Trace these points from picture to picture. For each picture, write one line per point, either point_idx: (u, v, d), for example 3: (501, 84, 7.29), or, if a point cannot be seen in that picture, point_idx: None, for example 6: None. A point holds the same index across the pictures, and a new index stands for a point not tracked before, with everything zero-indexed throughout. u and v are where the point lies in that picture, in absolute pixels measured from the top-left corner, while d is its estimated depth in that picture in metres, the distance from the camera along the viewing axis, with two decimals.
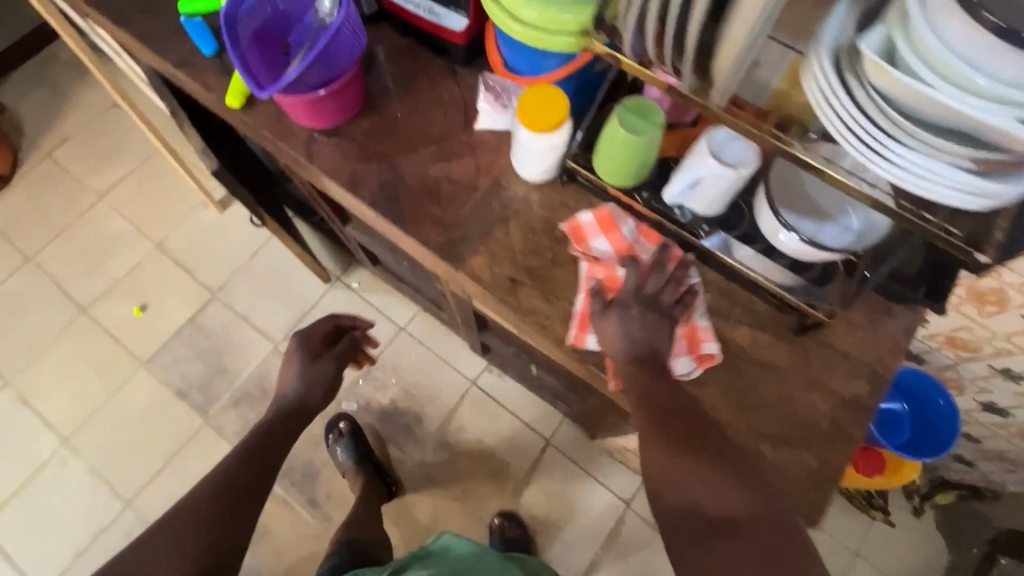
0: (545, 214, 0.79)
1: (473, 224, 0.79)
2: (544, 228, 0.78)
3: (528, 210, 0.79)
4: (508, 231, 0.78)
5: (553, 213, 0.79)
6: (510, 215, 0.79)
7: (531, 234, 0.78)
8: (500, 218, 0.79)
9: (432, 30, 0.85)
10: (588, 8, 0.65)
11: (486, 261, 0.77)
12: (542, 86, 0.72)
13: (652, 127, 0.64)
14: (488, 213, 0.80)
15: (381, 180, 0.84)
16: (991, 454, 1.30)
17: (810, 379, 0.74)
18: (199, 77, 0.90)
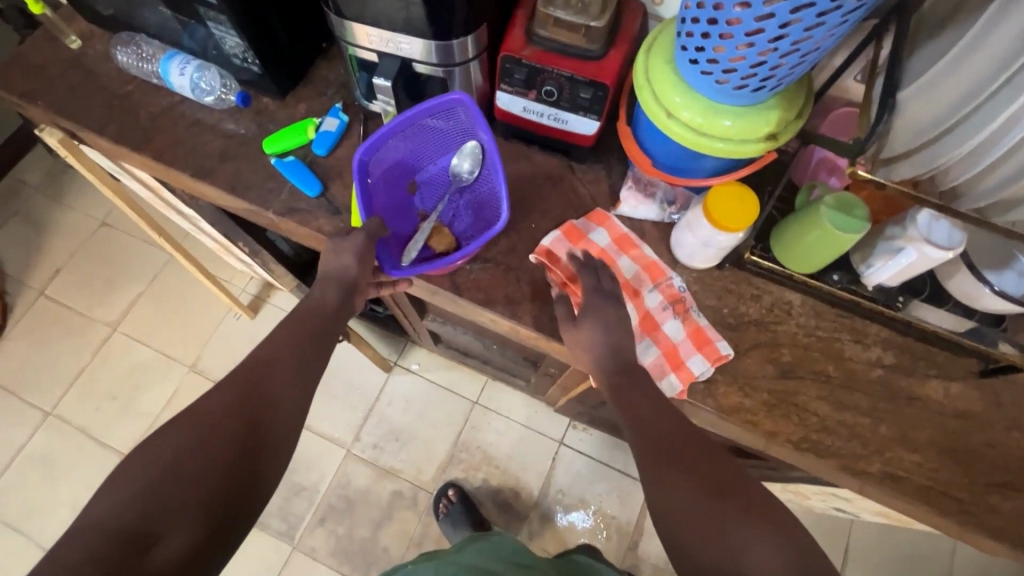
0: (626, 229, 0.83)
1: (561, 230, 0.82)
2: (623, 245, 0.82)
3: (616, 236, 0.82)
4: (594, 242, 0.81)
5: (636, 244, 0.82)
6: (598, 225, 0.83)
7: (611, 249, 0.82)
8: (589, 228, 0.82)
9: (555, 135, 0.82)
10: (774, 112, 0.64)
11: (567, 266, 0.79)
12: (729, 186, 0.71)
13: (857, 223, 0.64)
14: (578, 221, 0.83)
15: (539, 299, 0.80)
16: None
17: (1011, 420, 0.75)
18: (309, 222, 0.83)
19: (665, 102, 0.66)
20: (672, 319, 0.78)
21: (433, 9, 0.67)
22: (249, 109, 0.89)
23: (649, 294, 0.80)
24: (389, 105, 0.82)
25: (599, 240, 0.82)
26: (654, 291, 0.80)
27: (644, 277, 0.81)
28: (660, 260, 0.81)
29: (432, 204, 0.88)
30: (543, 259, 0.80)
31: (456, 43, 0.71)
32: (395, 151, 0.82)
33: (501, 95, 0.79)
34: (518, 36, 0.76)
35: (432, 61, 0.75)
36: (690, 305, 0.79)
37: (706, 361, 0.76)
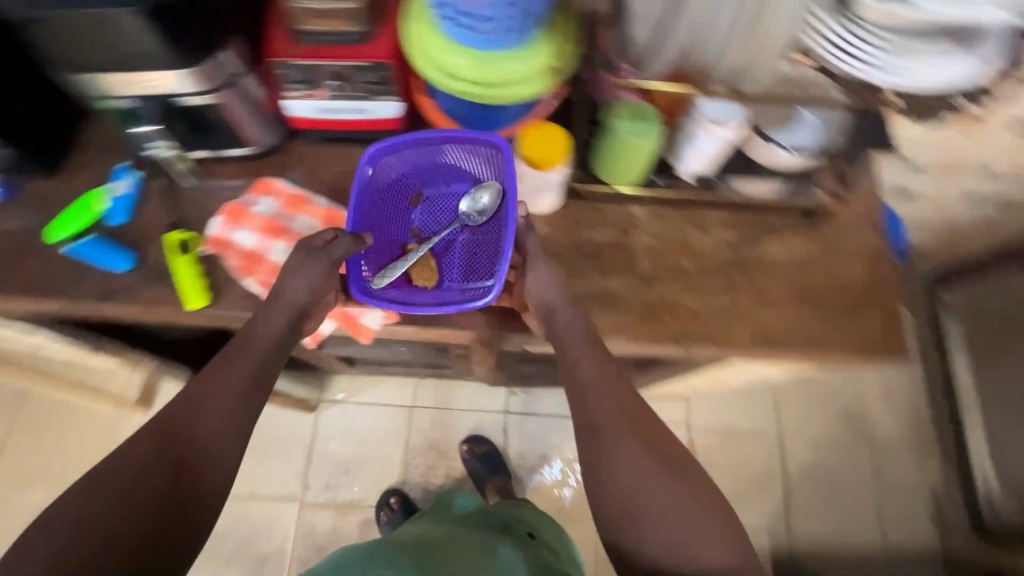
0: (294, 189, 0.81)
1: (223, 214, 0.79)
2: (294, 205, 0.80)
3: (285, 198, 0.80)
4: (259, 214, 0.79)
5: (308, 200, 0.81)
6: (262, 196, 0.81)
7: (281, 214, 0.80)
8: (251, 202, 0.80)
9: (362, 126, 0.80)
10: (545, 46, 0.65)
11: (242, 246, 0.77)
12: (538, 126, 0.73)
13: (650, 126, 0.68)
14: (240, 198, 0.80)
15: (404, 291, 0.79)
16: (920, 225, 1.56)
17: (840, 250, 0.85)
18: (134, 296, 0.76)
19: (445, 66, 0.65)
20: (363, 256, 0.79)
21: (156, 31, 0.60)
22: (19, 200, 0.78)
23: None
24: (171, 147, 0.77)
25: (265, 210, 0.80)
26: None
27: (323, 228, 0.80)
28: (336, 207, 0.81)
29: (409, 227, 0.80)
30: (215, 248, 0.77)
31: (207, 63, 0.65)
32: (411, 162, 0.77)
33: (289, 102, 0.75)
34: (281, 39, 0.71)
35: (196, 89, 0.67)
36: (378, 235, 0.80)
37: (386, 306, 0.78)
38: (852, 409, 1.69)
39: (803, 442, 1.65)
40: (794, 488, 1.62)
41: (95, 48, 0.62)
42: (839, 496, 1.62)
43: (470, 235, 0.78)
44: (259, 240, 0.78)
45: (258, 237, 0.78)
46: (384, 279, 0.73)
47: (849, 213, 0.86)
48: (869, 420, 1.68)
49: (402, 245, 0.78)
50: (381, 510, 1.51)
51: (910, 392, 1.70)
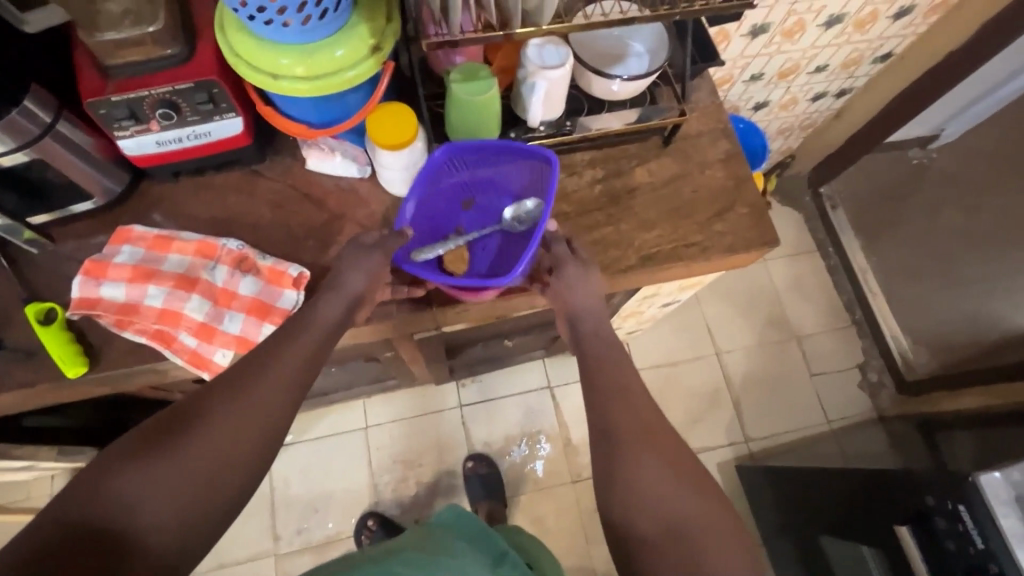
0: (155, 230, 0.78)
1: (82, 274, 0.74)
2: (159, 246, 0.77)
3: (148, 242, 0.77)
4: (122, 263, 0.75)
5: (173, 237, 0.78)
6: (121, 245, 0.76)
7: (148, 258, 0.76)
8: (111, 254, 0.75)
9: (210, 150, 0.78)
10: (362, 26, 0.66)
11: (111, 301, 0.73)
12: (381, 109, 0.73)
13: (488, 83, 0.70)
14: (98, 254, 0.76)
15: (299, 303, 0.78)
16: (785, 132, 1.70)
17: (699, 162, 0.92)
18: (5, 383, 0.71)
19: (268, 68, 0.65)
20: (245, 278, 0.76)
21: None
22: None
23: (214, 270, 0.76)
24: (2, 223, 0.70)
25: (128, 259, 0.75)
26: (215, 265, 0.77)
27: (198, 261, 0.77)
28: (206, 236, 0.78)
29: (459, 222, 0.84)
30: (83, 311, 0.72)
31: (12, 117, 0.61)
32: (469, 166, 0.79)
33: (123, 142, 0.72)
34: (92, 77, 0.68)
35: (9, 147, 0.63)
36: (255, 254, 0.78)
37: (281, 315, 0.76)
38: (774, 312, 1.82)
39: (739, 353, 1.77)
40: (743, 396, 1.73)
41: None
42: (782, 393, 1.74)
43: (503, 237, 0.82)
44: (128, 290, 0.74)
45: (127, 287, 0.74)
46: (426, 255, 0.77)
47: (697, 128, 0.93)
48: (791, 317, 1.81)
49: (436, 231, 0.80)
50: (359, 534, 1.48)
51: (819, 282, 1.85)
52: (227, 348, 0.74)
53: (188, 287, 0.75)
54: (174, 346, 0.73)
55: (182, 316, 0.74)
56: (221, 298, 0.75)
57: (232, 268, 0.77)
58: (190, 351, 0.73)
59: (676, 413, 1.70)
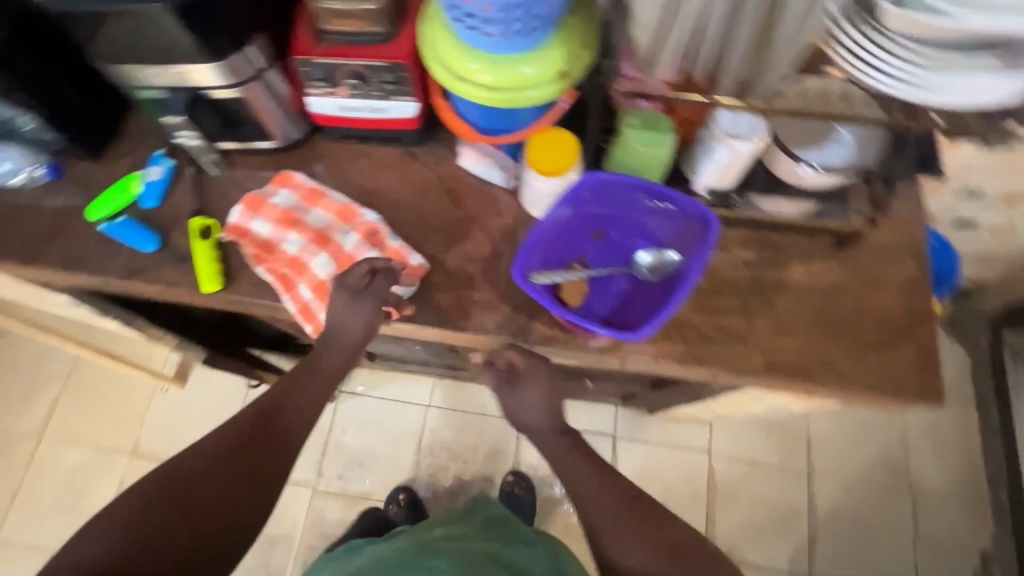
0: (311, 183, 0.83)
1: (242, 203, 0.81)
2: (310, 198, 0.82)
3: (303, 191, 0.83)
4: (276, 204, 0.81)
5: (324, 194, 0.83)
6: (281, 187, 0.83)
7: (299, 206, 0.82)
8: (270, 192, 0.82)
9: (380, 125, 0.81)
10: (558, 51, 0.64)
11: (257, 236, 0.80)
12: (545, 133, 0.70)
13: (662, 137, 0.64)
14: (261, 189, 0.83)
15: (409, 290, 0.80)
16: (981, 260, 1.44)
17: (870, 279, 0.79)
18: (157, 277, 0.80)
19: (457, 71, 0.65)
20: (371, 251, 0.80)
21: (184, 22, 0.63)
22: (65, 180, 0.84)
23: (347, 235, 0.80)
24: (195, 138, 0.82)
25: (283, 201, 0.82)
26: (349, 231, 0.81)
27: (337, 223, 0.81)
28: (350, 202, 0.82)
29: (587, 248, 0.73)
30: (234, 236, 0.80)
31: (234, 58, 0.68)
32: (617, 197, 0.69)
33: (311, 99, 0.78)
34: (307, 36, 0.74)
35: (224, 84, 0.71)
36: (387, 232, 0.81)
37: (392, 296, 0.79)
38: (892, 453, 1.56)
39: (833, 482, 1.55)
40: (821, 529, 1.52)
41: (133, 43, 0.67)
42: (869, 545, 1.50)
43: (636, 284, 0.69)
44: (273, 230, 0.80)
45: (274, 227, 0.80)
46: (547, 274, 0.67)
47: (880, 241, 0.81)
48: (910, 466, 1.55)
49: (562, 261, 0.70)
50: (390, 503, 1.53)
51: (959, 440, 1.56)
52: None
53: (320, 244, 0.80)
54: (293, 293, 0.79)
55: (309, 269, 0.79)
56: (344, 262, 0.79)
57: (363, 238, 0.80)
58: (303, 302, 0.78)
59: (737, 517, 1.54)
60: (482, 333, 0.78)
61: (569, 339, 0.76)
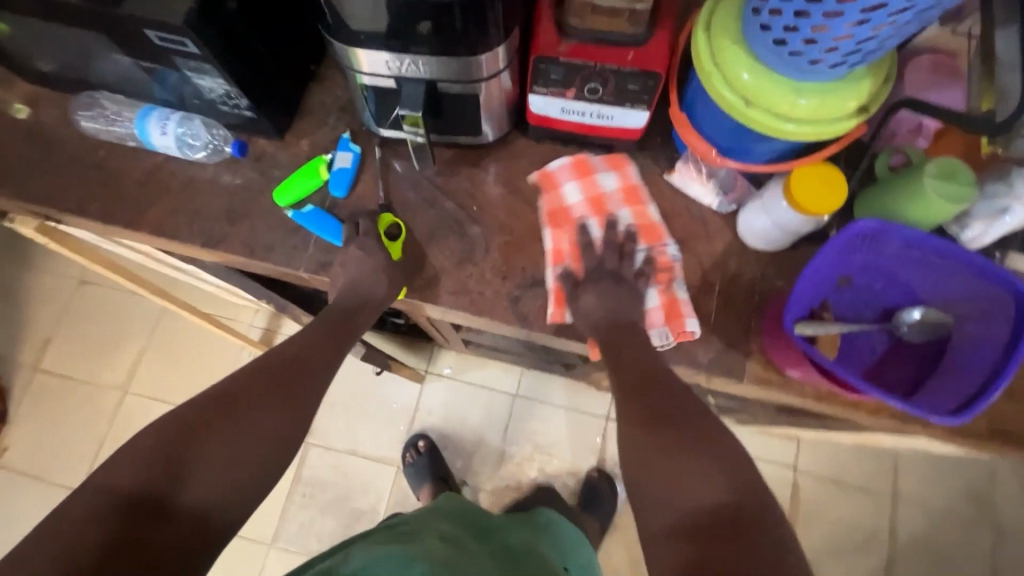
0: (639, 182, 0.78)
1: (572, 160, 0.79)
2: (630, 197, 0.78)
3: (627, 185, 0.78)
4: (581, 187, 0.78)
5: (645, 199, 0.78)
6: (613, 168, 0.79)
7: (613, 196, 0.78)
8: (600, 168, 0.79)
9: (598, 131, 0.75)
10: (865, 82, 0.57)
11: (563, 198, 0.78)
12: (813, 166, 0.65)
13: (962, 188, 0.59)
14: (593, 156, 0.79)
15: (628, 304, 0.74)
16: None
17: None
18: (345, 273, 0.75)
19: (748, 94, 0.59)
20: (652, 287, 0.75)
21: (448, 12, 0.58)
22: (247, 158, 0.78)
23: (639, 253, 0.76)
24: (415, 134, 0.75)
25: (607, 183, 0.78)
26: (645, 250, 0.76)
27: (637, 235, 0.77)
28: (661, 225, 0.77)
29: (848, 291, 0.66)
30: (543, 182, 0.79)
31: (481, 57, 0.63)
32: (885, 251, 0.63)
33: (535, 98, 0.71)
34: (548, 32, 0.67)
35: (459, 79, 0.66)
36: (677, 276, 0.75)
37: (676, 333, 0.73)
38: (980, 488, 1.54)
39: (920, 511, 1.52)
40: (902, 556, 1.51)
41: (383, 28, 0.61)
42: None
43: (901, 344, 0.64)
44: (581, 203, 0.78)
45: (582, 202, 0.78)
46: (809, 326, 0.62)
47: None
48: (997, 503, 1.53)
49: (812, 308, 0.65)
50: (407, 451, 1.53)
51: None
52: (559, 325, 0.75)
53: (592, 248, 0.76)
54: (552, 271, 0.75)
55: (586, 263, 0.76)
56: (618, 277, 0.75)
57: (652, 266, 0.76)
58: (558, 286, 0.74)
59: (819, 536, 1.53)
60: (691, 368, 0.73)
61: (784, 383, 0.72)
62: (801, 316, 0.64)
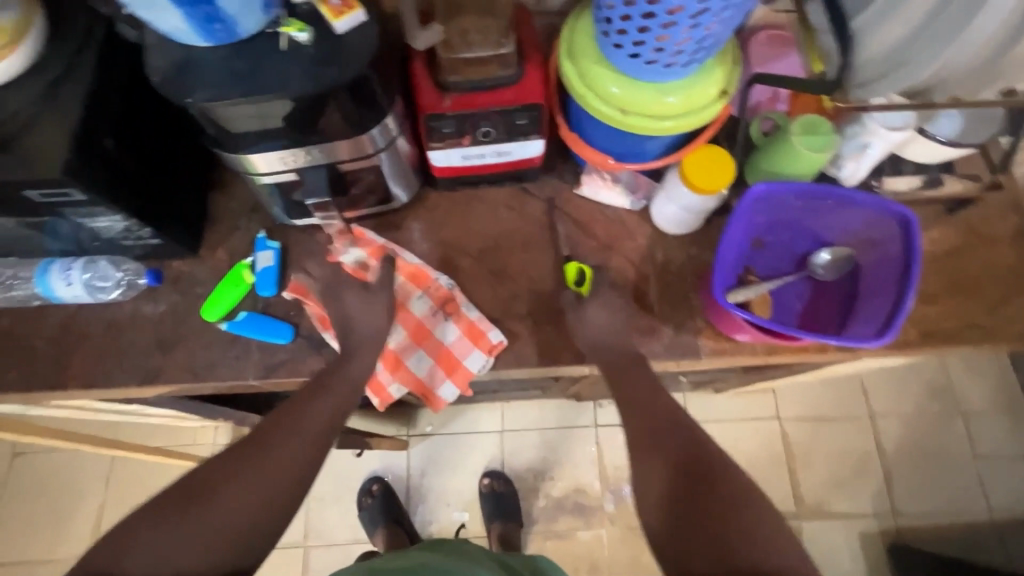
0: (382, 240, 0.80)
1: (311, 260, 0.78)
2: (383, 258, 0.79)
3: (373, 249, 0.80)
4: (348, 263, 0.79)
5: (395, 253, 0.80)
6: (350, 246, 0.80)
7: (369, 267, 0.79)
8: (340, 251, 0.79)
9: (502, 167, 0.79)
10: (717, 70, 0.64)
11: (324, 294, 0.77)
12: (702, 150, 0.71)
13: (827, 139, 0.67)
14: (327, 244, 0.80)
15: (536, 339, 0.77)
16: None
17: (996, 235, 0.80)
18: (296, 369, 0.74)
19: (621, 105, 0.65)
20: (445, 322, 0.77)
21: (326, 101, 0.59)
22: (165, 284, 0.76)
23: (418, 300, 0.78)
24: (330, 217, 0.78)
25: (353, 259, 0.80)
26: (421, 296, 0.78)
27: (406, 286, 0.79)
28: (422, 263, 0.79)
29: (766, 253, 0.72)
30: (296, 294, 0.76)
31: (371, 133, 0.65)
32: (782, 206, 0.69)
33: (435, 153, 0.74)
34: (430, 92, 0.70)
35: (354, 157, 0.68)
36: (460, 302, 0.77)
37: (459, 384, 0.76)
38: (939, 382, 1.66)
39: (895, 420, 1.63)
40: (894, 468, 1.60)
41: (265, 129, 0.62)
42: (939, 472, 1.60)
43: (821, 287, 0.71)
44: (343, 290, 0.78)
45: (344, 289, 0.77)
46: (740, 292, 0.67)
47: (1002, 194, 0.82)
48: (958, 390, 1.66)
49: (738, 273, 0.71)
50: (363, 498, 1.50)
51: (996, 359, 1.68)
52: (404, 385, 0.77)
53: (392, 311, 0.79)
54: None
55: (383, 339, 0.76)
56: (417, 331, 0.78)
57: (436, 306, 0.78)
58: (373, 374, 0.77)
59: (819, 473, 1.59)
60: (651, 360, 0.76)
61: (737, 348, 0.77)
62: (731, 284, 0.69)
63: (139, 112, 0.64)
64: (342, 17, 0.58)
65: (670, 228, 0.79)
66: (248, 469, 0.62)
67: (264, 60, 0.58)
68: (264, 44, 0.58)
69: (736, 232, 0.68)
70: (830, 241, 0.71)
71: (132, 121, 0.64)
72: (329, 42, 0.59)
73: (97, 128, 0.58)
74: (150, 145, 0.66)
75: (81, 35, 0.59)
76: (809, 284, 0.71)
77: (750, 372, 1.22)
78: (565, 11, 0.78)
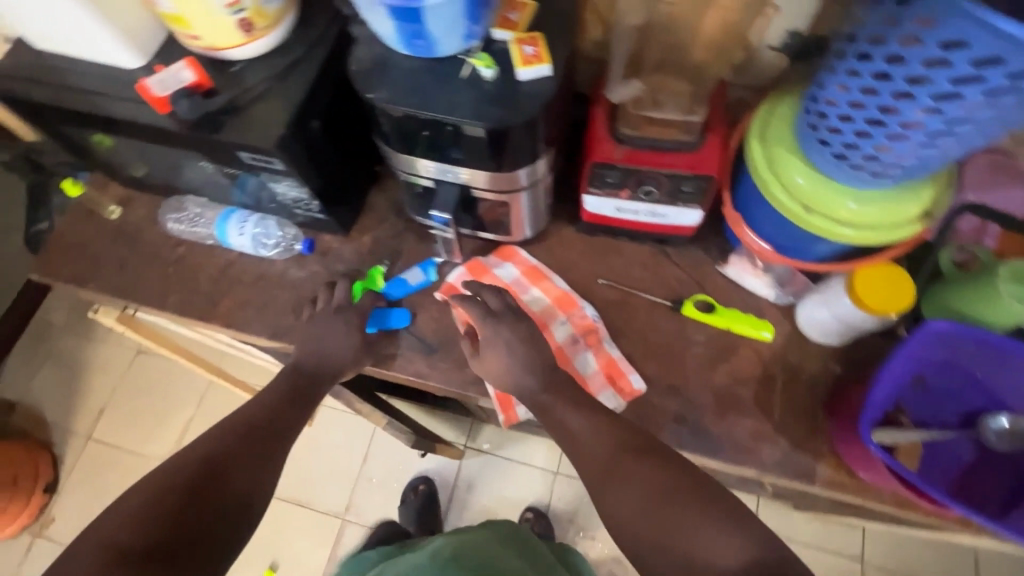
0: (536, 261, 0.81)
1: (466, 266, 0.80)
2: (533, 277, 0.80)
3: (526, 268, 0.81)
4: (499, 277, 0.80)
5: (546, 275, 0.80)
6: (505, 261, 0.81)
7: (519, 283, 0.80)
8: (494, 264, 0.81)
9: (651, 228, 0.77)
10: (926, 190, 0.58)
11: None
12: (884, 266, 0.65)
13: None
14: (484, 257, 0.81)
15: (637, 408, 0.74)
16: None
17: None
18: (403, 366, 0.77)
19: (805, 200, 0.61)
20: (585, 351, 0.76)
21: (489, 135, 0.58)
22: (314, 255, 0.83)
23: (561, 325, 0.77)
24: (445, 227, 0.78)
25: (506, 275, 0.80)
26: (565, 322, 0.77)
27: (553, 309, 0.78)
28: (571, 291, 0.79)
29: (929, 396, 0.64)
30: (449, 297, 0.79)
31: (523, 171, 0.64)
32: (965, 352, 0.60)
33: (590, 198, 0.74)
34: (603, 141, 0.70)
35: (497, 189, 0.67)
36: (603, 335, 0.76)
37: None
38: None
39: None
40: None
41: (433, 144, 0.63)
42: None
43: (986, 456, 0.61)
44: None
45: None
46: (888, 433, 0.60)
47: None
48: None
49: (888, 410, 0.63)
50: (406, 492, 1.53)
51: None
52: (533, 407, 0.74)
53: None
54: None
55: None
56: (557, 357, 0.75)
57: (579, 334, 0.77)
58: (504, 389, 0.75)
59: None
60: (757, 469, 0.70)
61: (860, 488, 0.69)
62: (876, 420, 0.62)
63: (344, 103, 0.71)
64: (527, 67, 0.56)
65: (817, 334, 0.73)
66: (255, 457, 0.69)
67: (446, 80, 0.57)
68: (449, 68, 0.57)
69: (902, 365, 0.61)
70: (1013, 408, 0.62)
71: (338, 110, 0.70)
72: (508, 86, 0.57)
73: (310, 111, 0.65)
74: (342, 133, 0.72)
75: (321, 28, 0.66)
76: (970, 446, 0.62)
77: (848, 505, 1.09)
78: (761, 87, 0.75)
